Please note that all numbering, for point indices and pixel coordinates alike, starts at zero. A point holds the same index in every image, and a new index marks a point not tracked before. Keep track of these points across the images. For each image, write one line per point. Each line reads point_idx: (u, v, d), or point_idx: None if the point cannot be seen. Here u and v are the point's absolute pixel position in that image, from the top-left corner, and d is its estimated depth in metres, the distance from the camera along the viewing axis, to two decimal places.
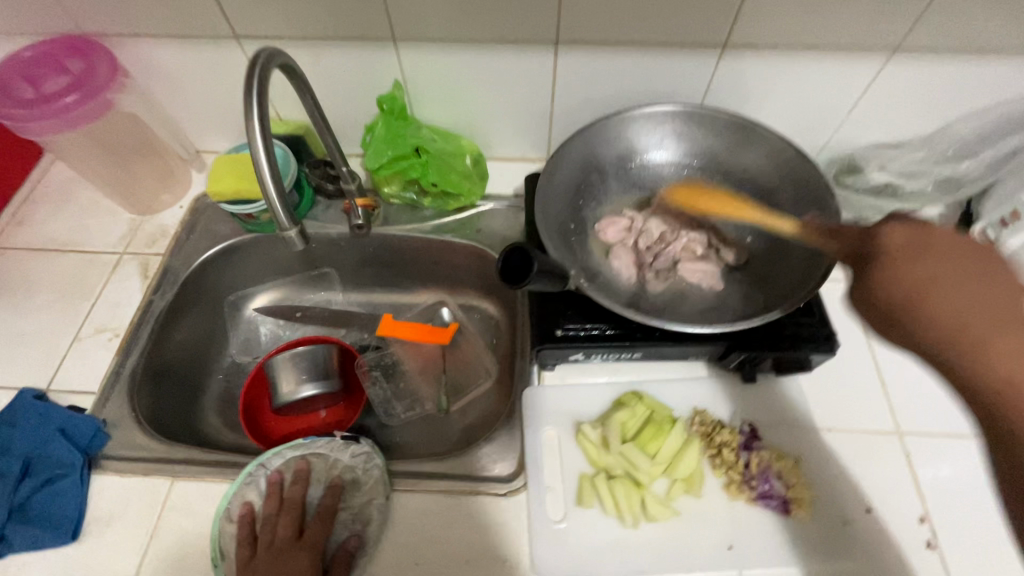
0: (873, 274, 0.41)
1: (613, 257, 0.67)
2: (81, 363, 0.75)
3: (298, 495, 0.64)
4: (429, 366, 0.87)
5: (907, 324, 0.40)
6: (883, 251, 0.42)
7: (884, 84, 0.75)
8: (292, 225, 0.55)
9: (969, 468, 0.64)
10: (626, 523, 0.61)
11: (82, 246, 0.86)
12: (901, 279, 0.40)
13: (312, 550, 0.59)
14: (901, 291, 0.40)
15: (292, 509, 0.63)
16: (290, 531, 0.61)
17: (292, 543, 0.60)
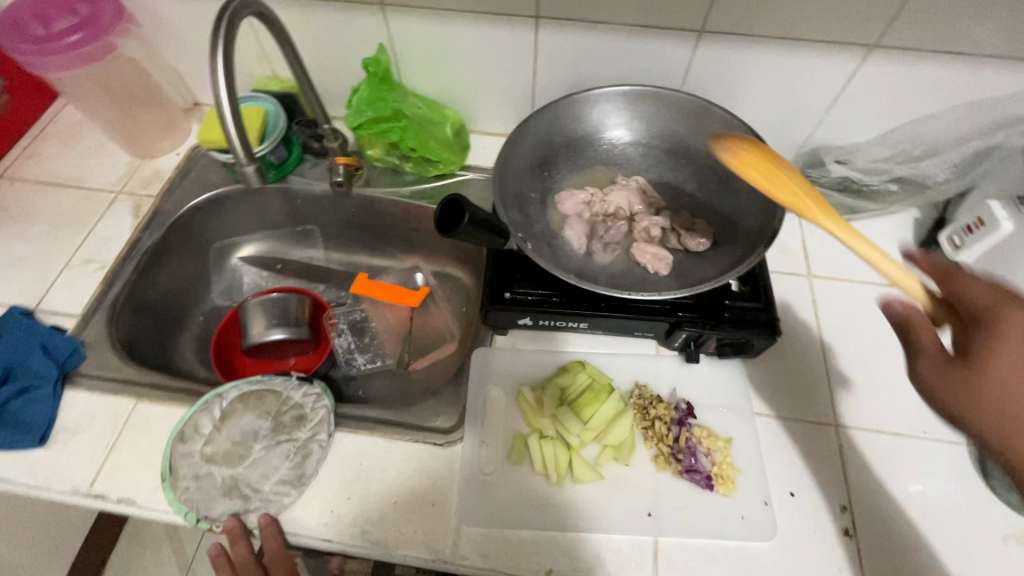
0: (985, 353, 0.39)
1: (567, 228, 0.68)
2: (67, 289, 0.80)
3: (243, 554, 0.62)
4: (397, 327, 0.92)
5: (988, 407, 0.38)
6: (1002, 331, 0.40)
7: (863, 82, 0.75)
8: (250, 162, 0.61)
9: (897, 463, 0.65)
10: (550, 479, 0.64)
11: (84, 183, 0.91)
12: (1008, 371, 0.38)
13: None
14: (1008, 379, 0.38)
15: (249, 565, 0.62)
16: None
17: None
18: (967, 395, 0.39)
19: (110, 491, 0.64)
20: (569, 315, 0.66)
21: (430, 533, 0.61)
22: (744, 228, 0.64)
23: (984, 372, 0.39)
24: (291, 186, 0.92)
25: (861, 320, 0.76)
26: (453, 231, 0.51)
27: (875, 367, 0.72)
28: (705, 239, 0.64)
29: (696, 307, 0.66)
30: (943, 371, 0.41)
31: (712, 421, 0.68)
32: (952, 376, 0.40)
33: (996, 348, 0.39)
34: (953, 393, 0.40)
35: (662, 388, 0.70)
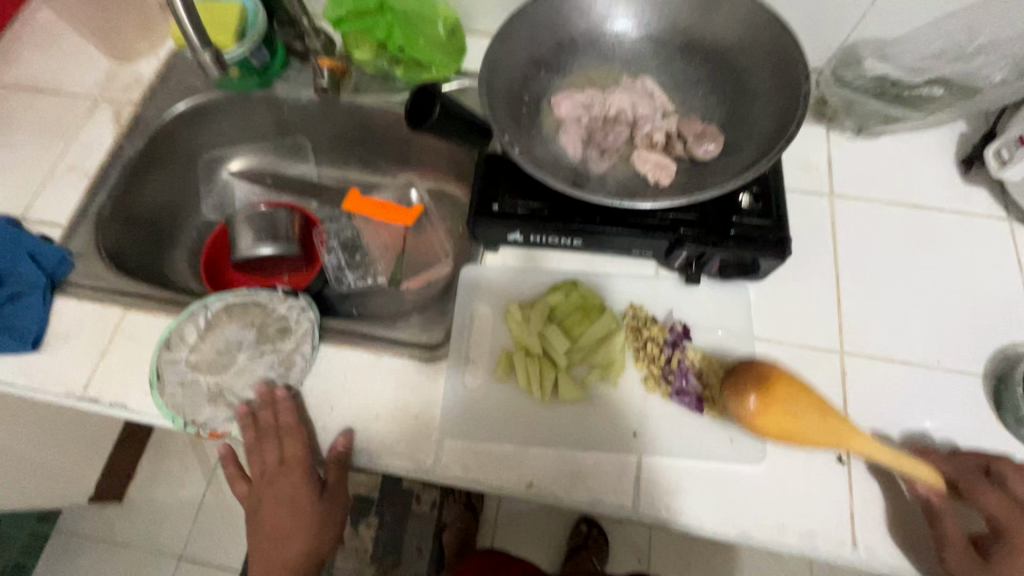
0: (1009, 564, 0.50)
1: (561, 133, 0.61)
2: (52, 197, 0.78)
3: (269, 420, 0.61)
4: (392, 245, 0.89)
5: None
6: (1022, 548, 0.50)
7: None
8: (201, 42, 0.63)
9: (902, 392, 0.62)
10: (535, 396, 0.62)
11: (63, 88, 0.87)
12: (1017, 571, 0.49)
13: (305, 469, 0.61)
14: None
15: (270, 433, 0.60)
16: (276, 456, 0.60)
17: (279, 467, 0.61)
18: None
19: (103, 394, 0.65)
20: (560, 228, 0.61)
21: (413, 445, 0.61)
22: (759, 129, 0.57)
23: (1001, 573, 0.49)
24: (277, 93, 0.86)
25: (885, 244, 0.70)
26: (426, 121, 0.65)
27: (893, 294, 0.67)
28: (714, 146, 0.58)
29: (700, 222, 0.61)
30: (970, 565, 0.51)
31: (709, 344, 0.64)
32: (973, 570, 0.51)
33: (1013, 559, 0.50)
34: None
35: (658, 309, 0.66)
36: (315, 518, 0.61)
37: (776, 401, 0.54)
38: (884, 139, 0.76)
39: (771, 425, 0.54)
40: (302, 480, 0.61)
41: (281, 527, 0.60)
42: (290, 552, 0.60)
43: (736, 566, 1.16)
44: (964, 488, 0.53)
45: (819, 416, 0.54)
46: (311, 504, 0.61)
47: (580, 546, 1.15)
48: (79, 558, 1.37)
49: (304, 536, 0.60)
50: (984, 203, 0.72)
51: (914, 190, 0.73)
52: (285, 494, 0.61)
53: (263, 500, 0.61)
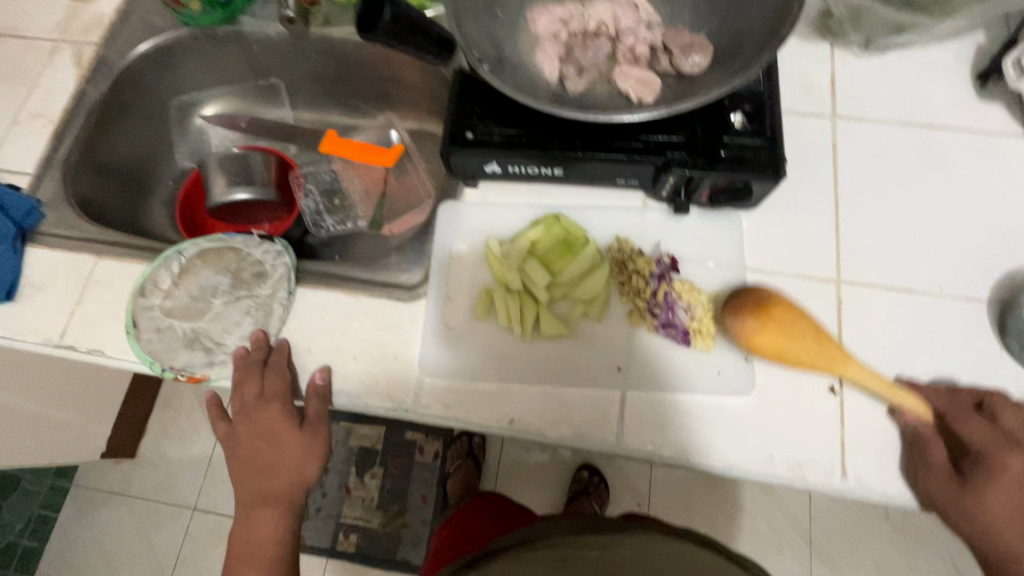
0: (988, 488, 0.49)
1: (537, 51, 0.57)
2: (18, 146, 0.75)
3: (259, 357, 0.60)
4: (373, 190, 0.86)
5: (978, 525, 0.48)
6: (1003, 473, 0.49)
7: None
8: None
9: (901, 320, 0.59)
10: (515, 333, 0.60)
11: (20, 31, 0.83)
12: (993, 493, 0.48)
13: (284, 405, 0.60)
14: (1005, 513, 0.48)
15: (251, 370, 0.59)
16: (254, 393, 0.59)
17: (257, 402, 0.59)
18: (960, 511, 0.49)
19: (80, 342, 0.64)
20: (538, 156, 0.58)
21: (393, 385, 0.60)
22: (751, 35, 0.52)
23: (978, 495, 0.49)
24: (244, 29, 0.81)
25: (890, 167, 0.65)
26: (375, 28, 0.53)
27: (896, 220, 0.63)
28: (702, 58, 0.53)
29: (688, 144, 0.57)
30: (945, 487, 0.50)
31: (698, 275, 0.61)
32: (949, 491, 0.50)
33: (992, 481, 0.49)
34: (952, 507, 0.50)
35: (645, 242, 0.63)
36: (296, 449, 0.59)
37: (774, 320, 0.54)
38: (893, 54, 0.70)
39: (768, 345, 0.54)
40: (283, 413, 0.59)
41: (264, 459, 0.59)
42: (273, 482, 0.59)
43: (736, 509, 1.17)
44: (951, 420, 0.53)
45: (816, 339, 0.53)
46: (292, 437, 0.59)
47: (580, 492, 1.15)
48: (96, 512, 1.41)
49: (286, 466, 0.59)
50: (999, 119, 0.66)
51: (923, 108, 0.68)
52: (266, 428, 0.60)
53: (243, 435, 0.60)
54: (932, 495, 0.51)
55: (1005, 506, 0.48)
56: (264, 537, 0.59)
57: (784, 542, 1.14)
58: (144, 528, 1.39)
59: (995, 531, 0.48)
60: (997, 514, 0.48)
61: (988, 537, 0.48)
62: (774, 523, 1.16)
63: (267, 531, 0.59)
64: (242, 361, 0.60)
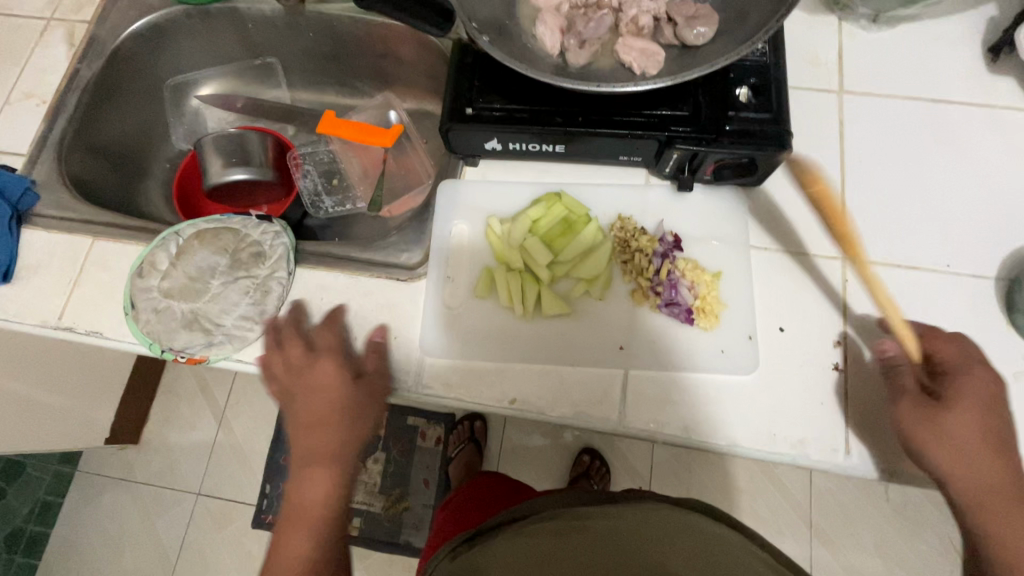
0: (956, 409, 0.48)
1: (539, 22, 0.55)
2: (11, 126, 0.74)
3: (288, 323, 0.59)
4: (371, 170, 0.84)
5: (941, 447, 0.47)
6: (969, 394, 0.48)
7: None
8: None
9: (908, 298, 0.58)
10: (516, 312, 0.60)
11: (11, 9, 0.81)
12: (961, 413, 0.48)
13: (336, 358, 0.57)
14: (969, 435, 0.47)
15: (295, 334, 0.59)
16: (301, 350, 0.57)
17: (307, 357, 0.57)
18: (933, 441, 0.47)
19: (79, 324, 0.64)
20: (540, 131, 0.57)
21: (393, 365, 0.59)
22: (758, 4, 0.51)
23: (948, 417, 0.48)
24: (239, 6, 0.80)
25: (897, 143, 0.64)
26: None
27: (904, 197, 0.62)
28: (707, 28, 0.52)
29: (692, 118, 0.55)
30: (917, 412, 0.48)
31: (700, 254, 0.61)
32: (918, 413, 0.48)
33: (959, 400, 0.48)
34: (925, 437, 0.48)
35: (648, 221, 0.62)
36: (351, 403, 0.55)
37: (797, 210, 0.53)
38: (902, 26, 0.68)
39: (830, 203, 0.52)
40: (335, 367, 0.56)
41: (317, 414, 0.55)
42: (327, 437, 0.54)
43: (735, 490, 1.18)
44: (928, 341, 0.52)
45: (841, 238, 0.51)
46: (347, 389, 0.56)
47: (581, 474, 1.16)
48: (101, 497, 1.42)
49: (339, 420, 0.55)
50: (1010, 93, 0.65)
51: (932, 81, 0.66)
52: (317, 383, 0.56)
53: (293, 391, 0.56)
54: (904, 420, 0.49)
55: (970, 426, 0.47)
56: (316, 500, 0.53)
57: (784, 524, 1.15)
58: (149, 512, 1.40)
59: (962, 455, 0.47)
60: (966, 436, 0.47)
61: (957, 462, 0.47)
62: (773, 504, 1.16)
63: (321, 493, 0.53)
64: (290, 328, 0.59)
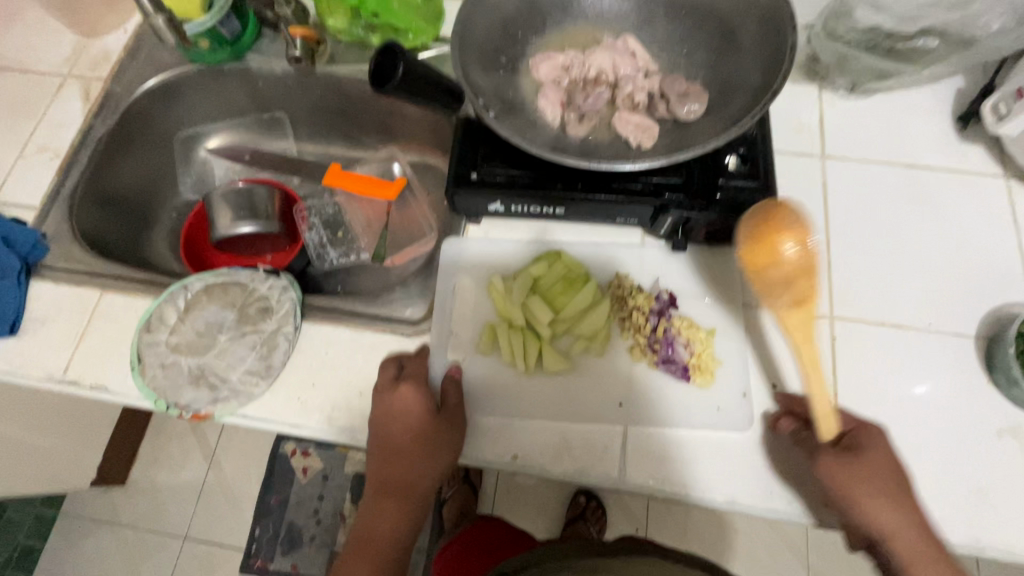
0: (870, 459, 0.50)
1: (540, 95, 0.59)
2: (23, 179, 0.76)
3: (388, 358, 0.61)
4: (374, 221, 0.86)
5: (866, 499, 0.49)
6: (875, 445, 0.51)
7: None
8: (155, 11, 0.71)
9: (895, 357, 0.61)
10: (518, 368, 0.61)
11: (30, 66, 0.84)
12: (873, 466, 0.50)
13: (420, 387, 0.57)
14: (886, 482, 0.50)
15: (388, 362, 0.60)
16: (389, 373, 0.59)
17: (393, 383, 0.58)
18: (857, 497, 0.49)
19: (83, 378, 0.64)
20: (541, 197, 0.59)
21: None
22: (744, 86, 0.55)
23: (864, 466, 0.50)
24: (250, 65, 0.84)
25: (877, 206, 0.68)
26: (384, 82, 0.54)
27: (885, 258, 0.65)
28: (698, 105, 0.55)
29: (685, 186, 0.59)
30: (838, 467, 0.50)
31: (694, 312, 0.63)
32: (845, 471, 0.50)
33: (869, 452, 0.51)
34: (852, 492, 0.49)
35: (644, 278, 0.65)
36: (430, 438, 0.56)
37: (775, 247, 0.51)
38: (878, 96, 0.73)
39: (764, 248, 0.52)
40: (417, 399, 0.56)
41: (393, 444, 0.56)
42: (405, 470, 0.56)
43: (732, 533, 1.17)
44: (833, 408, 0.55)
45: (793, 305, 0.53)
46: (428, 421, 0.56)
47: (577, 516, 1.15)
48: (84, 542, 1.38)
49: (417, 454, 0.56)
50: (980, 160, 0.70)
51: (908, 148, 0.71)
52: (399, 410, 0.56)
53: (375, 417, 0.57)
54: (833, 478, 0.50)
55: (887, 475, 0.50)
56: (387, 532, 0.56)
57: (781, 567, 1.14)
58: (134, 558, 1.36)
59: (885, 505, 0.49)
60: (882, 487, 0.49)
61: (878, 517, 0.49)
62: (770, 546, 1.16)
63: (392, 525, 0.56)
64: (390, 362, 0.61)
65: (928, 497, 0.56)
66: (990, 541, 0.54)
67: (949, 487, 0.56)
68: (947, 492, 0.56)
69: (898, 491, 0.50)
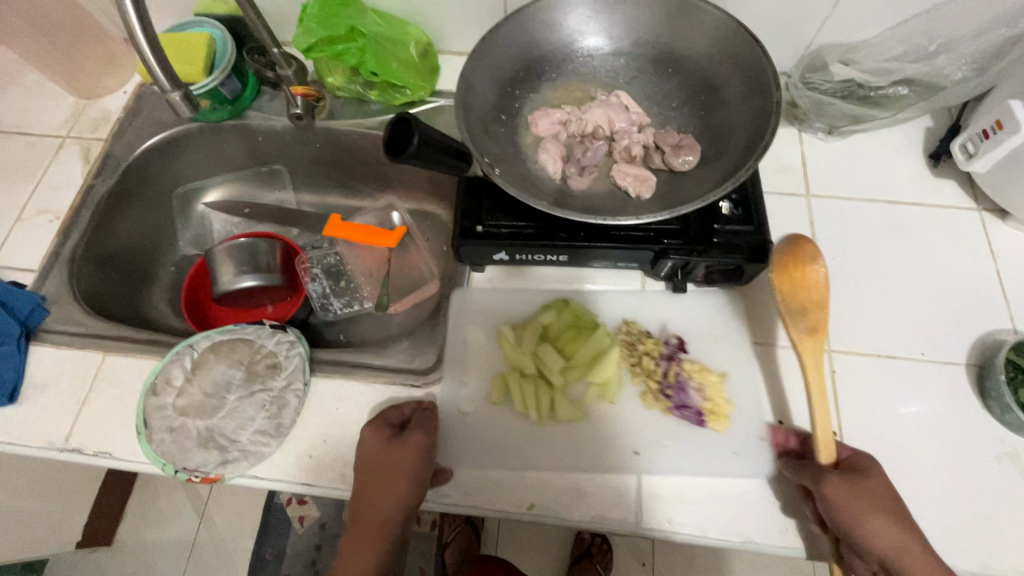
0: (868, 476, 0.52)
1: (541, 150, 0.62)
2: (22, 242, 0.76)
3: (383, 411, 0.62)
4: (375, 269, 0.86)
5: (872, 515, 0.49)
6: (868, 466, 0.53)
7: None
8: (173, 88, 0.56)
9: (895, 389, 0.63)
10: (531, 417, 0.62)
11: (28, 129, 0.85)
12: (873, 484, 0.51)
13: (379, 425, 0.58)
14: (884, 496, 0.51)
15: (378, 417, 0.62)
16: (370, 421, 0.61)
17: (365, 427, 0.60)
18: (862, 514, 0.49)
19: (86, 445, 0.63)
20: (546, 247, 0.61)
21: None
22: (736, 137, 0.58)
23: (864, 483, 0.51)
24: (250, 121, 0.85)
25: (864, 242, 0.71)
26: (401, 153, 0.49)
27: (876, 291, 0.68)
28: (692, 156, 0.58)
29: (683, 232, 0.61)
30: (843, 485, 0.51)
31: (705, 356, 0.65)
32: (848, 488, 0.50)
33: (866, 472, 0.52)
34: (857, 509, 0.49)
35: (652, 324, 0.67)
36: (383, 464, 0.55)
37: (796, 277, 0.58)
38: (854, 137, 0.77)
39: (790, 273, 0.58)
40: (374, 430, 0.57)
41: (357, 483, 0.57)
42: (369, 509, 0.56)
43: (738, 562, 1.17)
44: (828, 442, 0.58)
45: (807, 333, 0.58)
46: (381, 455, 0.56)
47: (583, 553, 1.14)
48: None
49: (375, 492, 0.55)
50: (954, 195, 0.74)
51: (886, 186, 0.75)
52: (361, 449, 0.57)
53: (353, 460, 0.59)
54: (838, 495, 0.50)
55: (884, 489, 0.51)
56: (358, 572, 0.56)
57: None
58: None
59: (890, 523, 0.49)
60: (884, 506, 0.50)
61: (884, 535, 0.49)
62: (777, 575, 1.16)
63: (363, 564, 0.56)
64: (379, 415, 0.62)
65: (939, 525, 0.57)
66: (1000, 567, 0.55)
67: (956, 516, 0.57)
68: (955, 520, 0.57)
69: (896, 507, 0.50)
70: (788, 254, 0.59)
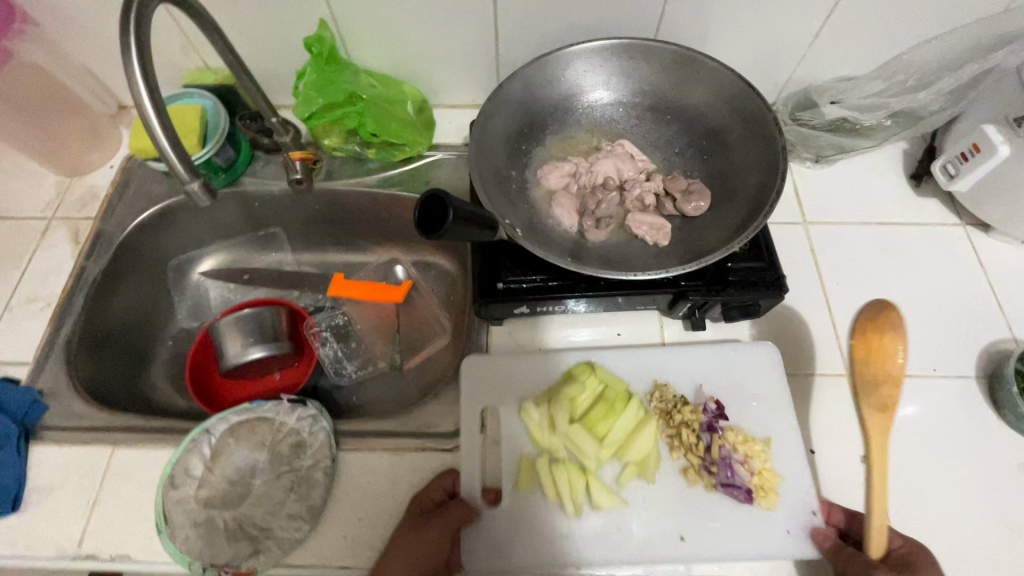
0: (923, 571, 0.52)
1: (555, 205, 0.63)
2: (13, 333, 0.72)
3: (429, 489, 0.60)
4: (385, 325, 0.86)
5: None
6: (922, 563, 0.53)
7: (838, 21, 0.72)
8: (193, 178, 0.52)
9: (914, 407, 0.65)
10: (569, 511, 0.60)
11: (10, 212, 0.82)
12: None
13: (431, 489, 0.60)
14: None
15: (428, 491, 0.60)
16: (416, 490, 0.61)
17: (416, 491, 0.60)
18: None
19: (101, 549, 0.59)
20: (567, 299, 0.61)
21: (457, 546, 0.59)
22: (745, 181, 0.60)
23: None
24: (245, 188, 0.84)
25: (865, 267, 0.74)
26: (438, 230, 0.49)
27: None
28: (703, 202, 0.60)
29: (698, 273, 0.62)
30: None
31: (744, 421, 0.64)
32: None
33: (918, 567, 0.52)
34: None
35: (687, 387, 0.66)
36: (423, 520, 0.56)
37: (878, 346, 0.65)
38: (840, 164, 0.81)
39: (870, 343, 0.65)
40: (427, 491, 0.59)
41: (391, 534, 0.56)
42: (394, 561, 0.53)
43: None
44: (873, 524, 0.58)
45: (877, 409, 0.62)
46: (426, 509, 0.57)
47: None
48: None
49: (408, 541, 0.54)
50: (938, 212, 0.78)
51: (876, 208, 0.78)
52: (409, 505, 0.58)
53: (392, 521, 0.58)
54: None
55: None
56: None
57: None
58: None
59: None
60: None
61: None
62: None
63: None
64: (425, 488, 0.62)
65: (979, 542, 0.58)
66: None
67: (993, 529, 0.59)
68: (991, 533, 0.58)
69: None
70: (865, 324, 0.67)
